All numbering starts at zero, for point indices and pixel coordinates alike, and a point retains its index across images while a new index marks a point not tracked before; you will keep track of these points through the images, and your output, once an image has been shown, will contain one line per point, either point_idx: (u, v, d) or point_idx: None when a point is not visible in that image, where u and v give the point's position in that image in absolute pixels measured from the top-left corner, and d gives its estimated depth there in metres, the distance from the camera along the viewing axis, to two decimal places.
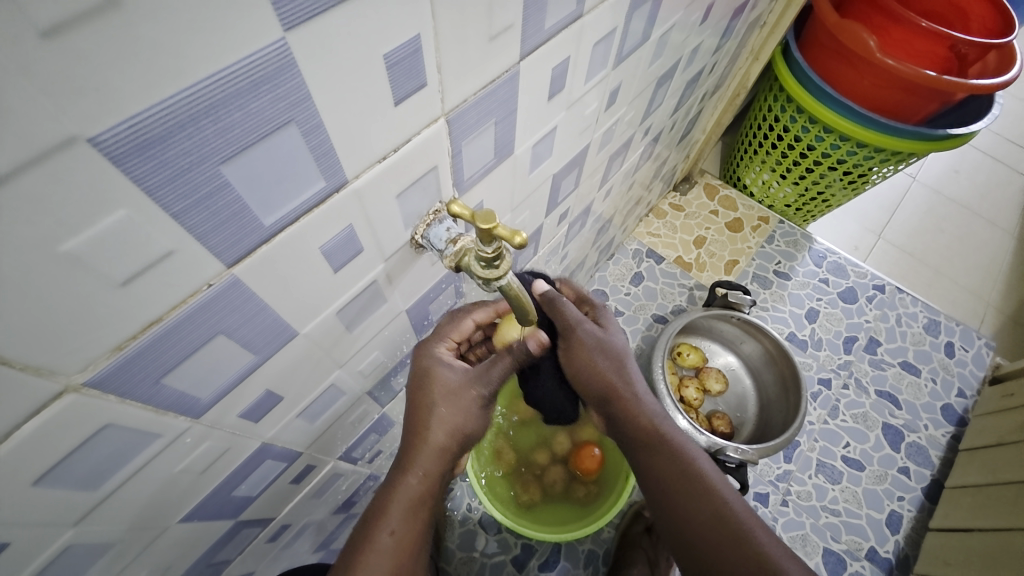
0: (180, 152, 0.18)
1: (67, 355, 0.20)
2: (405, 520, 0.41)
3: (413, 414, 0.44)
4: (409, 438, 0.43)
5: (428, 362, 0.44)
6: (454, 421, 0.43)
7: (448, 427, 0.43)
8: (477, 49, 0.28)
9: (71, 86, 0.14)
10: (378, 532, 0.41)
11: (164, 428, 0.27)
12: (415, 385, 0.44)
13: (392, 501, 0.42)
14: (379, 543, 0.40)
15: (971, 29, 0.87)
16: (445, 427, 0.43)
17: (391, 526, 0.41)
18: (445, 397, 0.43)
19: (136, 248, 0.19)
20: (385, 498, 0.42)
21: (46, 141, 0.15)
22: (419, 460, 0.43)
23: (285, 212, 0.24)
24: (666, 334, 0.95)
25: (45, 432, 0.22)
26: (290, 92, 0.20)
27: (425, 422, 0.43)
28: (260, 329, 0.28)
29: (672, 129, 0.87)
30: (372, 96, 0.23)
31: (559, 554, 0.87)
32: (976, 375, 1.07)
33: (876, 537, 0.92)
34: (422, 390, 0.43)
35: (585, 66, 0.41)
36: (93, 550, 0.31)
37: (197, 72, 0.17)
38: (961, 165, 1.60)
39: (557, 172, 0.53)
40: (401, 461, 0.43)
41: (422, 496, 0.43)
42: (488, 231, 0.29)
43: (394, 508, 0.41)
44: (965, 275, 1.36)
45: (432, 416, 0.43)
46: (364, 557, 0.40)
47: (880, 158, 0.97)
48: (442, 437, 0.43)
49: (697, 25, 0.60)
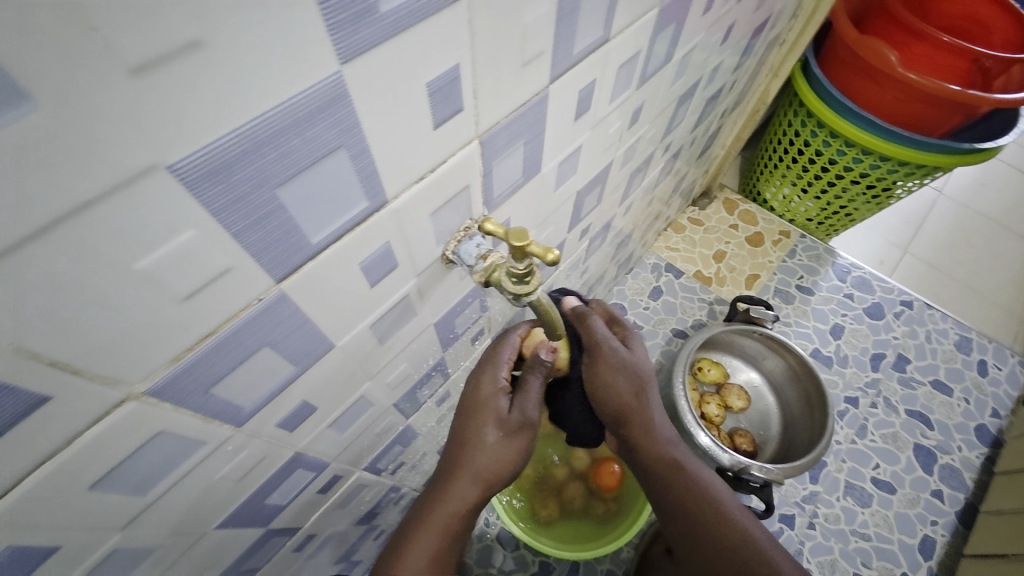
0: (243, 177, 0.19)
1: (132, 365, 0.21)
2: (438, 547, 0.41)
3: (460, 437, 0.44)
4: (451, 463, 0.43)
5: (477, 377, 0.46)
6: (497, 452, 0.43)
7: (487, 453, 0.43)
8: (510, 74, 0.29)
9: (154, 117, 0.16)
10: (411, 554, 0.40)
11: (209, 436, 0.28)
12: (467, 408, 0.45)
13: (428, 525, 0.41)
14: (411, 568, 0.39)
15: (994, 44, 0.86)
16: (490, 457, 0.43)
17: (424, 548, 0.40)
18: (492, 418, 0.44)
19: (198, 265, 0.20)
20: (422, 520, 0.42)
21: (131, 168, 0.16)
22: (459, 488, 0.42)
23: (330, 230, 0.25)
24: (686, 350, 0.94)
25: (105, 437, 0.23)
26: (342, 120, 0.21)
27: (471, 449, 0.43)
28: (301, 342, 0.29)
29: (691, 145, 0.87)
30: (414, 121, 0.25)
31: (578, 573, 0.86)
32: (1011, 395, 1.04)
33: (909, 563, 0.88)
34: (475, 413, 0.44)
35: (611, 87, 0.42)
36: (137, 554, 0.32)
37: (263, 104, 0.18)
38: (989, 179, 1.57)
39: (580, 189, 0.54)
40: (441, 485, 0.43)
41: (458, 523, 0.42)
42: (520, 249, 0.30)
43: (429, 532, 0.41)
44: (997, 291, 1.32)
45: (481, 444, 0.43)
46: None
47: (905, 172, 0.95)
48: (489, 466, 0.43)
49: (718, 44, 0.61)
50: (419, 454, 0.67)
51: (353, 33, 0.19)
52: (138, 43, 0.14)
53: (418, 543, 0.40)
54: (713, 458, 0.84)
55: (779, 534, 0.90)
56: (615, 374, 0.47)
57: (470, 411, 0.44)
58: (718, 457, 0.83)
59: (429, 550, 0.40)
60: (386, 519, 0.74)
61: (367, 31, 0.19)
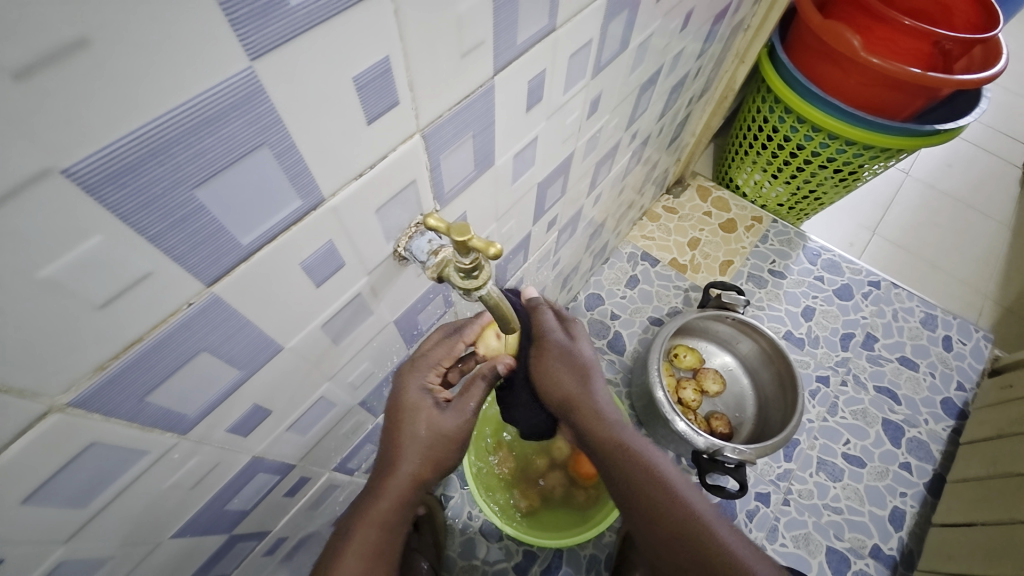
0: (153, 179, 0.19)
1: (50, 376, 0.21)
2: (373, 543, 0.42)
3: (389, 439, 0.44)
4: (381, 463, 0.44)
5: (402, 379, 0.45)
6: (422, 446, 0.43)
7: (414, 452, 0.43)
8: (448, 65, 0.28)
9: (43, 120, 0.15)
10: (342, 560, 0.41)
11: (151, 445, 0.28)
12: (392, 415, 0.44)
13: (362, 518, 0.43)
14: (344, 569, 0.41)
15: (956, 26, 0.87)
16: (419, 454, 0.43)
17: (359, 548, 0.42)
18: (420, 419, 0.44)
19: (114, 271, 0.20)
20: (355, 521, 0.43)
21: (19, 174, 0.15)
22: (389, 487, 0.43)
23: (262, 230, 0.25)
24: (662, 337, 0.95)
25: (30, 451, 0.22)
26: (260, 117, 0.21)
27: (397, 449, 0.43)
28: (244, 345, 0.29)
29: (660, 133, 0.88)
30: (344, 117, 0.24)
31: (561, 559, 0.88)
32: (975, 368, 1.07)
33: (879, 534, 0.91)
34: (399, 419, 0.44)
35: (563, 76, 0.42)
36: (87, 566, 0.31)
37: (169, 102, 0.17)
38: (953, 159, 1.61)
39: (542, 180, 0.54)
40: (373, 486, 0.44)
41: (394, 517, 0.43)
42: (464, 243, 0.30)
43: (361, 531, 0.42)
44: (961, 268, 1.36)
45: (402, 443, 0.43)
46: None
47: (869, 155, 0.97)
48: (415, 464, 0.43)
49: (678, 31, 0.61)
50: None
51: (263, 26, 0.18)
52: (14, 40, 0.13)
53: (353, 542, 0.42)
54: (689, 442, 0.85)
55: (755, 512, 0.93)
56: (560, 367, 0.49)
57: (396, 415, 0.44)
58: (693, 441, 0.84)
59: (362, 549, 0.42)
60: None
61: (278, 24, 0.19)
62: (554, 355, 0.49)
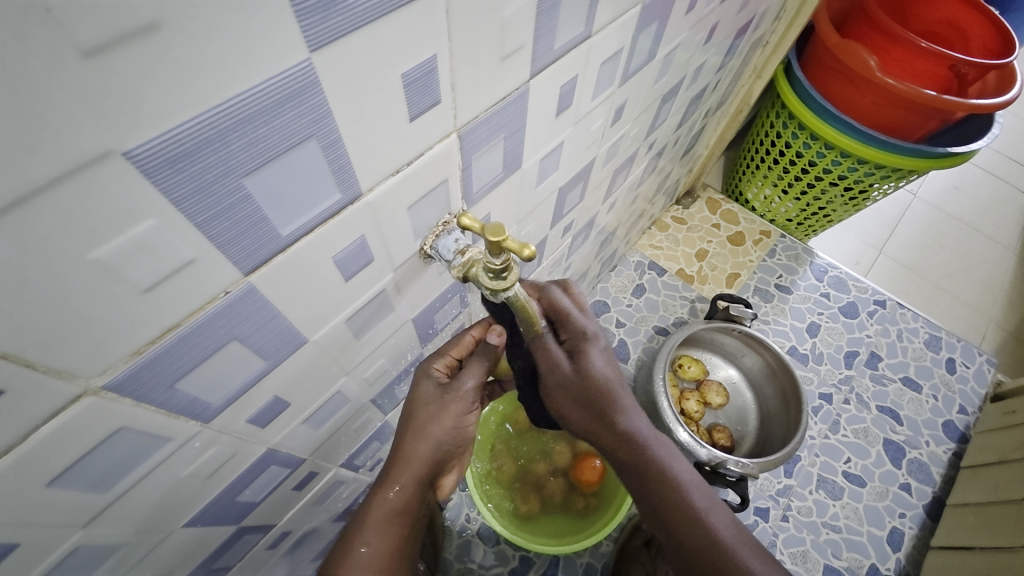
0: (207, 166, 0.19)
1: (89, 358, 0.20)
2: (383, 534, 0.41)
3: (404, 429, 0.44)
4: (394, 452, 0.44)
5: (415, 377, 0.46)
6: (433, 434, 0.44)
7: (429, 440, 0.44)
8: (489, 68, 0.28)
9: (111, 103, 0.15)
10: (358, 545, 0.40)
11: (175, 432, 0.28)
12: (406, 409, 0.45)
13: (371, 513, 0.42)
14: (356, 559, 0.39)
15: (972, 50, 0.88)
16: (429, 439, 0.44)
17: (371, 539, 0.40)
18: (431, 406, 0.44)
19: (160, 256, 0.20)
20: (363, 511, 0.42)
21: (83, 154, 0.15)
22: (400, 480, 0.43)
23: (302, 223, 0.25)
24: (668, 347, 0.95)
25: (62, 433, 0.22)
26: (312, 109, 0.21)
27: (409, 435, 0.44)
28: (272, 337, 0.29)
29: (675, 143, 0.88)
30: (390, 114, 0.24)
31: (557, 567, 0.87)
32: (977, 393, 1.07)
33: (877, 555, 0.91)
34: (416, 412, 0.44)
35: (593, 84, 0.42)
36: (101, 552, 0.31)
37: (229, 90, 0.17)
38: (962, 183, 1.62)
39: (563, 185, 0.54)
40: (382, 476, 0.43)
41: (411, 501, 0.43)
42: (497, 244, 0.30)
43: (371, 522, 0.41)
44: (966, 292, 1.37)
45: (413, 430, 0.44)
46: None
47: (882, 175, 0.98)
48: (425, 448, 0.44)
49: (702, 43, 0.61)
50: None
51: (324, 20, 0.18)
52: (92, 23, 0.13)
53: (364, 532, 0.41)
54: (691, 453, 0.85)
55: (754, 527, 0.92)
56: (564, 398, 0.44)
57: (413, 405, 0.45)
58: (696, 453, 0.84)
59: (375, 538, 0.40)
60: None
61: (339, 18, 0.19)
62: (561, 385, 0.44)
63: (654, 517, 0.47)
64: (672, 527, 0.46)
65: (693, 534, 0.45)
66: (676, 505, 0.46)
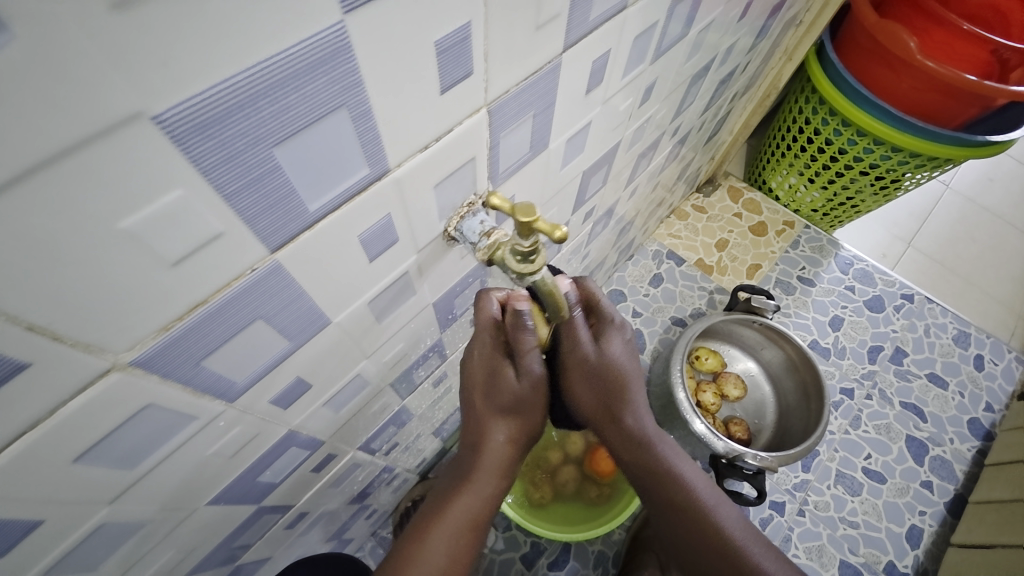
0: (237, 134, 0.18)
1: (115, 333, 0.20)
2: (473, 509, 0.44)
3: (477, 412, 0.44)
4: (473, 434, 0.44)
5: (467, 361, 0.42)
6: (518, 419, 0.44)
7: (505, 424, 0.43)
8: (522, 39, 0.27)
9: (139, 59, 0.14)
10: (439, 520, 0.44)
11: (200, 411, 0.27)
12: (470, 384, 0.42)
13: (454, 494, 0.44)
14: (445, 524, 0.43)
15: (1013, 35, 0.81)
16: (507, 424, 0.43)
17: (458, 511, 0.44)
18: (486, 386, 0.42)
19: (188, 228, 0.19)
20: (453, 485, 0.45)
21: (112, 116, 0.15)
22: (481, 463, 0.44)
23: (329, 198, 0.24)
24: (686, 337, 0.93)
25: (89, 408, 0.22)
26: (344, 75, 0.20)
27: (488, 419, 0.43)
28: (296, 317, 0.28)
29: (700, 129, 0.85)
30: (420, 84, 0.23)
31: (569, 553, 0.87)
32: (1006, 390, 1.04)
33: (895, 551, 0.90)
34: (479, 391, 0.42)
35: (624, 61, 0.40)
36: (125, 529, 0.31)
37: (261, 51, 0.16)
38: (996, 175, 1.55)
39: (587, 169, 0.52)
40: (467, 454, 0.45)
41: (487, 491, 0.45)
42: (527, 225, 0.29)
43: (457, 495, 0.44)
44: (997, 287, 1.32)
45: (492, 414, 0.43)
46: (429, 533, 0.43)
47: (915, 164, 0.93)
48: (508, 434, 0.44)
49: (735, 23, 0.58)
50: (414, 434, 0.67)
51: None
52: None
53: (451, 502, 0.44)
54: (708, 445, 0.84)
55: (769, 521, 0.91)
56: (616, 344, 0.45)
57: (476, 382, 0.42)
58: (712, 445, 0.83)
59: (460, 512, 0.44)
60: (380, 497, 0.74)
61: None
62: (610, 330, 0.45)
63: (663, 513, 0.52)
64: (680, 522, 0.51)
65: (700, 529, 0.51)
66: (689, 504, 0.51)
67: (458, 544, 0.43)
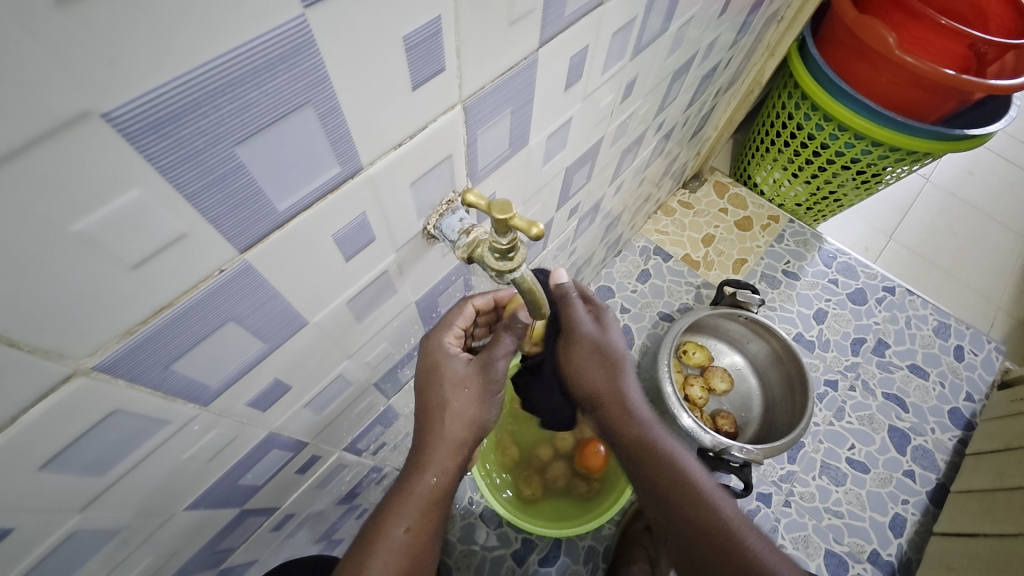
0: (195, 132, 0.17)
1: (76, 338, 0.20)
2: (421, 519, 0.41)
3: (426, 408, 0.43)
4: (422, 434, 0.43)
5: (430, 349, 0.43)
6: (472, 419, 0.43)
7: (461, 422, 0.42)
8: (496, 35, 0.27)
9: (84, 55, 0.14)
10: (391, 527, 0.41)
11: (172, 415, 0.27)
12: (425, 384, 0.43)
13: (405, 498, 0.41)
14: (391, 536, 0.41)
15: (990, 30, 0.82)
16: (460, 422, 0.42)
17: (404, 520, 0.41)
18: (455, 389, 0.42)
19: (149, 230, 0.19)
20: (399, 494, 0.42)
21: (58, 116, 0.14)
22: (433, 459, 0.42)
23: (300, 197, 0.23)
24: (673, 332, 0.94)
25: (53, 415, 0.21)
26: (308, 71, 0.19)
27: (438, 418, 0.42)
28: (270, 318, 0.28)
29: (684, 125, 0.86)
30: (390, 81, 0.23)
31: (559, 549, 0.87)
32: (985, 380, 1.06)
33: (879, 540, 0.91)
34: (431, 389, 0.42)
35: (603, 56, 0.40)
36: (99, 537, 0.31)
37: (217, 47, 0.16)
38: (974, 168, 1.58)
39: (570, 166, 0.52)
40: (413, 458, 0.43)
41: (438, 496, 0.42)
42: (504, 222, 0.29)
43: (405, 504, 0.41)
44: (976, 279, 1.34)
45: (442, 412, 0.42)
46: (375, 549, 0.40)
47: (896, 158, 0.95)
48: (459, 433, 0.42)
49: (715, 18, 0.58)
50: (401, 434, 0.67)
51: None
52: None
53: (397, 513, 0.41)
54: (695, 439, 0.84)
55: (756, 512, 0.93)
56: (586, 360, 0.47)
57: (432, 384, 0.42)
58: (699, 438, 0.83)
59: (409, 521, 0.41)
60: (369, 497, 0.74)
61: None
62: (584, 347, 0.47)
63: (663, 506, 0.49)
64: (679, 514, 0.48)
65: (697, 516, 0.47)
66: (683, 492, 0.48)
67: (406, 558, 0.41)
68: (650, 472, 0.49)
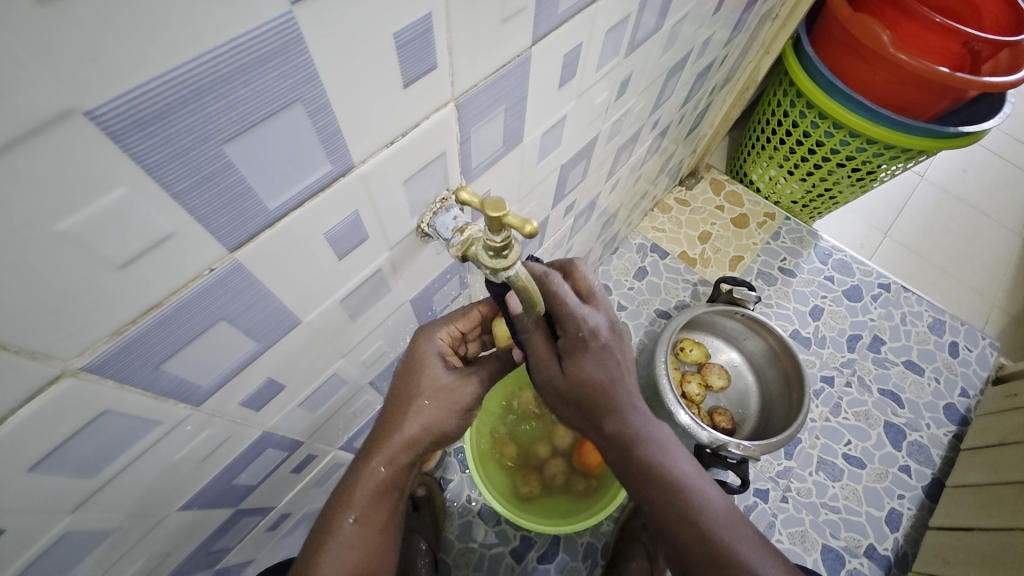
0: (181, 130, 0.17)
1: (64, 338, 0.19)
2: (369, 510, 0.40)
3: (391, 400, 0.42)
4: (380, 426, 0.41)
5: (419, 341, 0.43)
6: (432, 416, 0.41)
7: (421, 416, 0.41)
8: (489, 32, 0.27)
9: (67, 52, 0.13)
10: (341, 519, 0.40)
11: (164, 415, 0.27)
12: (402, 376, 0.42)
13: (356, 489, 0.40)
14: (340, 532, 0.39)
15: (984, 27, 0.82)
16: (419, 418, 0.41)
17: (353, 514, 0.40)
18: (433, 393, 0.42)
19: (137, 228, 0.18)
20: (349, 486, 0.41)
21: (41, 113, 0.14)
22: (388, 450, 0.41)
23: (290, 195, 0.23)
24: (670, 330, 0.94)
25: (41, 416, 0.21)
26: (297, 69, 0.19)
27: (401, 410, 0.41)
28: (262, 317, 0.28)
29: (680, 122, 0.86)
30: (381, 78, 0.23)
31: (558, 546, 0.87)
32: (979, 375, 1.07)
33: (875, 535, 0.92)
34: (408, 380, 0.42)
35: (597, 54, 0.40)
36: (92, 538, 0.30)
37: (203, 44, 0.16)
38: (969, 165, 1.59)
39: (565, 163, 0.52)
40: (367, 451, 0.41)
41: (387, 488, 0.41)
42: (498, 220, 0.29)
43: (354, 498, 0.40)
44: (971, 275, 1.35)
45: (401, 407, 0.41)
46: (326, 544, 0.39)
47: (891, 155, 0.95)
48: (414, 429, 0.41)
49: (710, 16, 0.58)
50: None
51: None
52: None
53: (347, 506, 0.40)
54: (692, 436, 0.84)
55: (753, 508, 0.93)
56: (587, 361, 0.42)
57: (407, 374, 0.42)
58: (696, 435, 0.83)
59: (358, 513, 0.40)
60: None
61: None
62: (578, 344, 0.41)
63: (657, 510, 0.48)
64: (673, 519, 0.47)
65: (690, 529, 0.47)
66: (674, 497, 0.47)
67: (354, 554, 0.39)
68: (645, 474, 0.47)
